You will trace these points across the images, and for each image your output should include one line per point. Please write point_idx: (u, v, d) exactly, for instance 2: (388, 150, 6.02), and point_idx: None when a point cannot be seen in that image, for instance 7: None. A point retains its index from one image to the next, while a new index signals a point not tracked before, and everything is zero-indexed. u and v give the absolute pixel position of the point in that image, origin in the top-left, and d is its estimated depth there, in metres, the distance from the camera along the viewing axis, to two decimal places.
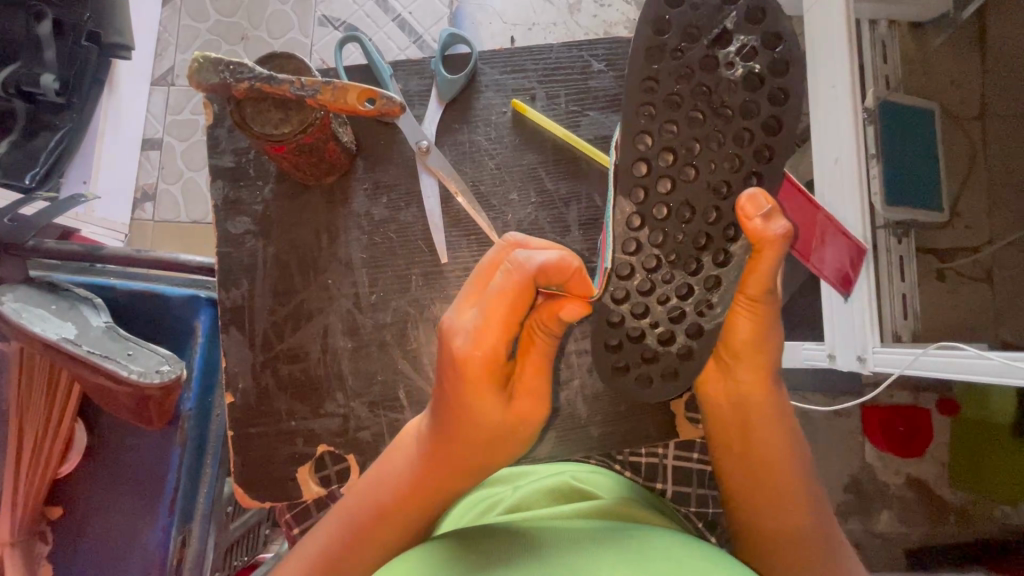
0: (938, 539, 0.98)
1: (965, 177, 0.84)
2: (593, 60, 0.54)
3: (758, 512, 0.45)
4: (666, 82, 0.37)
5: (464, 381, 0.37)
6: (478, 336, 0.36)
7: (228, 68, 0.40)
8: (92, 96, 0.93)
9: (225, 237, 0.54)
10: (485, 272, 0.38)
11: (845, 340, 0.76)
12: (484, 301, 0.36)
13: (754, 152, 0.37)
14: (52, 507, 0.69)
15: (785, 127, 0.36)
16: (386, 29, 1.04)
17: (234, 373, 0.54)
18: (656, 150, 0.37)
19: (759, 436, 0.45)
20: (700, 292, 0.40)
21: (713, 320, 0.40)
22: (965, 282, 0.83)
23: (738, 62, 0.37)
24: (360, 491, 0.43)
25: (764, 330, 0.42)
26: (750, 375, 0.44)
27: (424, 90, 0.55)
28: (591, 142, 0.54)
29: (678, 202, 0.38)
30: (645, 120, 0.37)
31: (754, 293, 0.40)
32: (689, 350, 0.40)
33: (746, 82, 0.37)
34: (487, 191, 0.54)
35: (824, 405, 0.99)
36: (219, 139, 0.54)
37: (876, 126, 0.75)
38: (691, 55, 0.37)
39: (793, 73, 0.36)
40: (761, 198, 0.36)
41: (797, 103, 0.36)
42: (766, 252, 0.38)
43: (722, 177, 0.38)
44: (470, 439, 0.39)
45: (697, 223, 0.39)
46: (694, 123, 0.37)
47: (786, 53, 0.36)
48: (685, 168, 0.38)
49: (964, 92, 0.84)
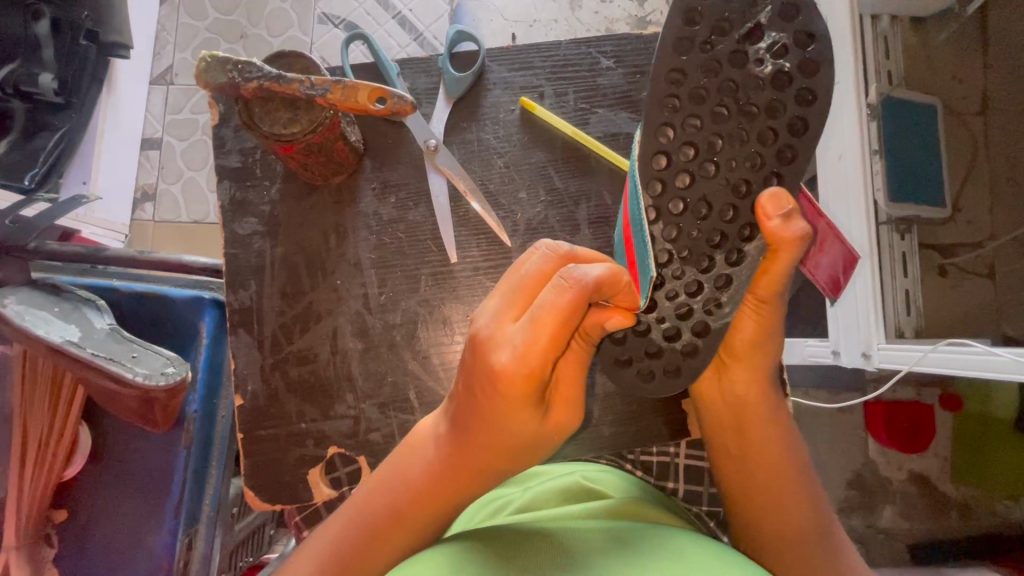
0: (942, 534, 0.98)
1: (968, 173, 0.84)
2: (601, 57, 0.54)
3: (759, 514, 0.45)
4: (693, 75, 0.36)
5: (506, 397, 0.35)
6: (527, 353, 0.33)
7: (236, 68, 0.39)
8: (91, 96, 0.93)
9: (232, 239, 0.53)
10: (530, 281, 0.36)
11: (851, 337, 0.76)
12: (534, 315, 0.33)
13: (777, 152, 0.37)
14: (57, 510, 0.69)
15: (812, 129, 0.36)
16: (386, 26, 1.03)
17: (243, 375, 0.53)
18: (677, 143, 0.37)
19: (754, 435, 0.45)
20: (709, 290, 0.40)
21: (720, 319, 0.40)
22: (967, 277, 0.83)
23: (768, 59, 0.36)
24: (370, 496, 0.43)
25: (768, 330, 0.42)
26: (747, 376, 0.44)
27: (431, 88, 0.55)
28: (601, 140, 0.54)
29: (695, 198, 0.38)
30: (669, 112, 0.37)
31: (761, 294, 0.40)
32: (694, 347, 0.40)
33: (774, 80, 0.36)
34: (496, 190, 0.53)
35: (828, 402, 0.99)
36: (225, 139, 0.53)
37: (879, 122, 0.74)
38: (720, 49, 0.36)
39: (823, 73, 0.35)
40: (784, 197, 0.35)
41: (824, 106, 0.35)
42: (782, 253, 0.37)
43: (742, 175, 0.37)
44: (497, 446, 0.38)
45: (713, 220, 0.38)
46: (718, 118, 0.37)
47: (818, 53, 0.35)
48: (705, 164, 0.37)
49: (968, 87, 0.84)
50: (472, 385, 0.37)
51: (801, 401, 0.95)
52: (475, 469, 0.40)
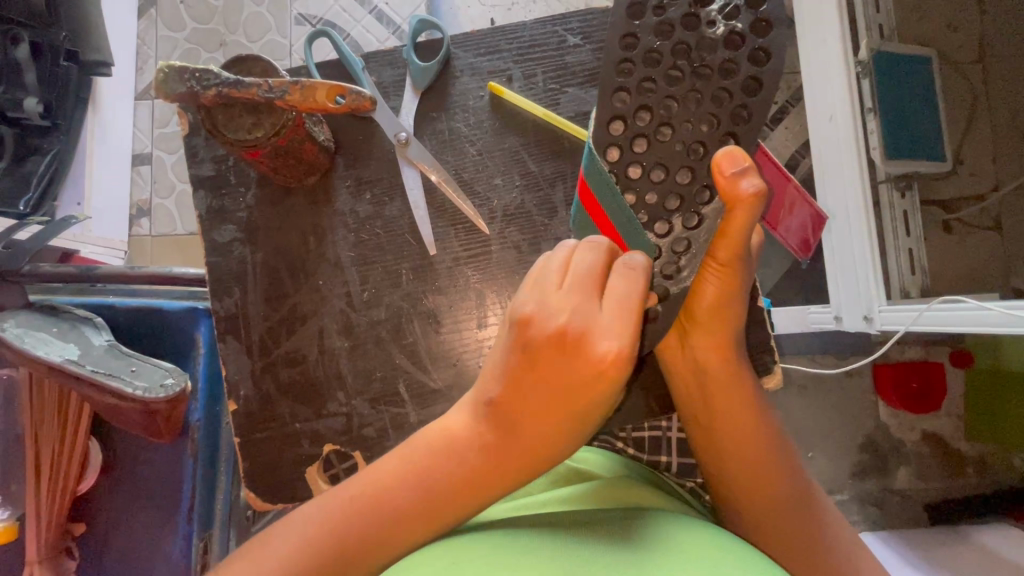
0: (958, 491, 0.98)
1: (965, 125, 0.82)
2: (568, 34, 0.53)
3: (731, 481, 0.45)
4: (646, 39, 0.36)
5: (611, 382, 0.36)
6: (627, 336, 0.35)
7: (194, 77, 0.39)
8: (78, 117, 0.94)
9: (212, 247, 0.54)
10: (595, 277, 0.37)
11: (850, 300, 0.75)
12: (620, 302, 0.35)
13: (732, 112, 0.35)
14: (75, 523, 0.70)
15: (765, 88, 0.35)
16: (364, 22, 1.03)
17: (235, 382, 0.54)
18: (633, 107, 0.36)
19: (724, 404, 0.44)
20: (668, 255, 0.40)
21: (679, 284, 0.40)
22: (973, 231, 0.82)
23: (720, 20, 0.35)
24: (386, 494, 0.39)
25: (732, 295, 0.41)
26: (710, 347, 0.43)
27: (398, 80, 0.55)
28: (572, 119, 0.53)
29: (651, 162, 0.37)
30: (624, 76, 0.36)
31: (724, 258, 0.39)
32: (653, 313, 0.41)
33: (727, 41, 0.35)
34: (471, 178, 0.53)
35: (834, 367, 0.98)
36: (197, 148, 0.53)
37: (871, 80, 0.72)
38: (671, 12, 0.35)
39: (777, 32, 0.34)
40: (739, 154, 0.34)
41: (776, 65, 0.34)
42: (736, 213, 0.36)
43: (698, 137, 0.36)
44: (566, 429, 0.38)
45: (669, 184, 0.38)
46: (672, 81, 0.36)
47: (771, 12, 0.34)
48: (662, 127, 0.37)
49: (959, 34, 0.82)
50: (550, 379, 0.37)
51: (804, 368, 0.94)
52: (533, 449, 0.39)
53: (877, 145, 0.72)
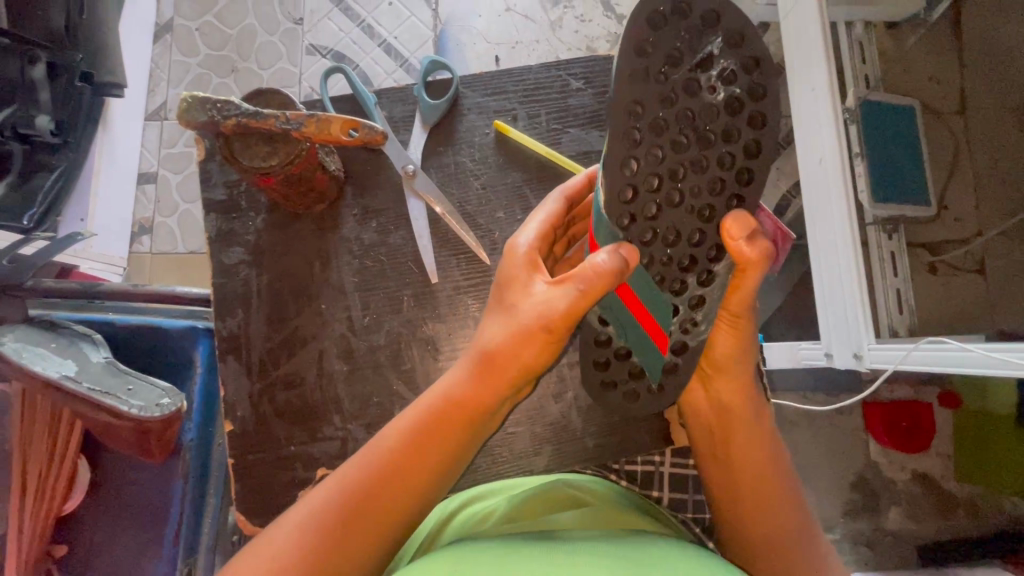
0: (947, 534, 0.98)
1: (948, 173, 0.85)
2: (570, 78, 0.56)
3: (734, 503, 0.46)
4: (651, 107, 0.36)
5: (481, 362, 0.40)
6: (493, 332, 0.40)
7: (215, 106, 0.41)
8: (86, 136, 0.96)
9: (218, 269, 0.55)
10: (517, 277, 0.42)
11: (840, 340, 0.77)
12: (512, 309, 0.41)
13: (735, 175, 0.38)
14: (57, 544, 0.69)
15: (764, 150, 0.37)
16: (373, 54, 1.07)
17: (233, 402, 0.54)
18: (642, 175, 0.38)
19: (740, 443, 0.46)
20: (685, 310, 0.43)
21: (697, 336, 0.43)
22: (958, 273, 0.84)
23: (719, 86, 0.37)
24: (361, 487, 0.39)
25: (745, 343, 0.43)
26: (731, 389, 0.45)
27: (407, 116, 0.57)
28: (573, 158, 0.55)
29: (664, 227, 0.40)
30: (632, 146, 0.37)
31: (735, 309, 0.42)
32: (675, 365, 0.44)
33: (727, 106, 0.37)
34: (473, 211, 0.55)
35: (825, 404, 0.99)
36: (210, 173, 0.55)
37: (858, 126, 0.75)
38: (674, 79, 0.36)
39: (771, 96, 0.36)
40: (745, 219, 0.37)
41: (774, 127, 0.37)
42: (749, 272, 0.39)
43: (705, 201, 0.39)
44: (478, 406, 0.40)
45: (682, 245, 0.41)
46: (679, 147, 0.38)
47: (764, 76, 0.36)
48: (671, 193, 0.39)
49: (942, 87, 0.86)
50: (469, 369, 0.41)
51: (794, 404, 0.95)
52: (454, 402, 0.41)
53: (865, 188, 0.74)
